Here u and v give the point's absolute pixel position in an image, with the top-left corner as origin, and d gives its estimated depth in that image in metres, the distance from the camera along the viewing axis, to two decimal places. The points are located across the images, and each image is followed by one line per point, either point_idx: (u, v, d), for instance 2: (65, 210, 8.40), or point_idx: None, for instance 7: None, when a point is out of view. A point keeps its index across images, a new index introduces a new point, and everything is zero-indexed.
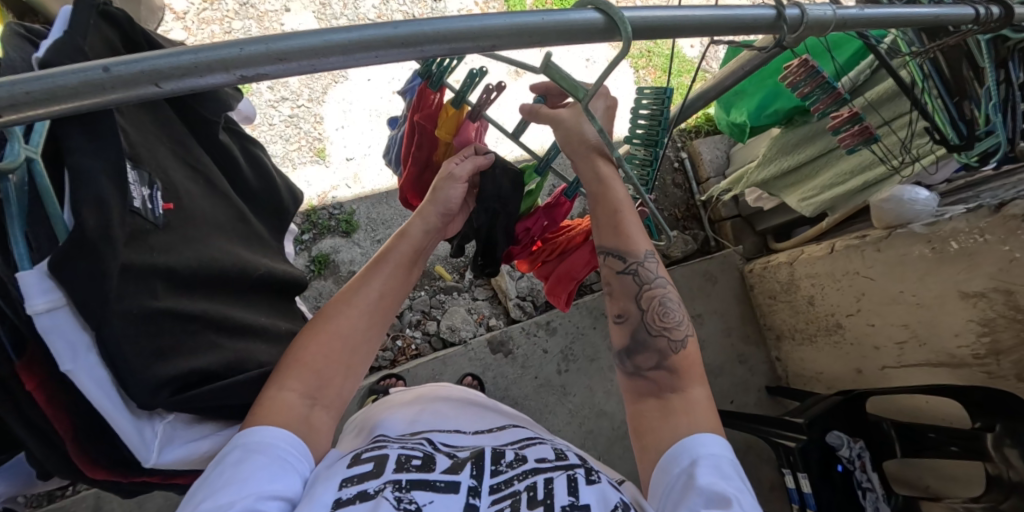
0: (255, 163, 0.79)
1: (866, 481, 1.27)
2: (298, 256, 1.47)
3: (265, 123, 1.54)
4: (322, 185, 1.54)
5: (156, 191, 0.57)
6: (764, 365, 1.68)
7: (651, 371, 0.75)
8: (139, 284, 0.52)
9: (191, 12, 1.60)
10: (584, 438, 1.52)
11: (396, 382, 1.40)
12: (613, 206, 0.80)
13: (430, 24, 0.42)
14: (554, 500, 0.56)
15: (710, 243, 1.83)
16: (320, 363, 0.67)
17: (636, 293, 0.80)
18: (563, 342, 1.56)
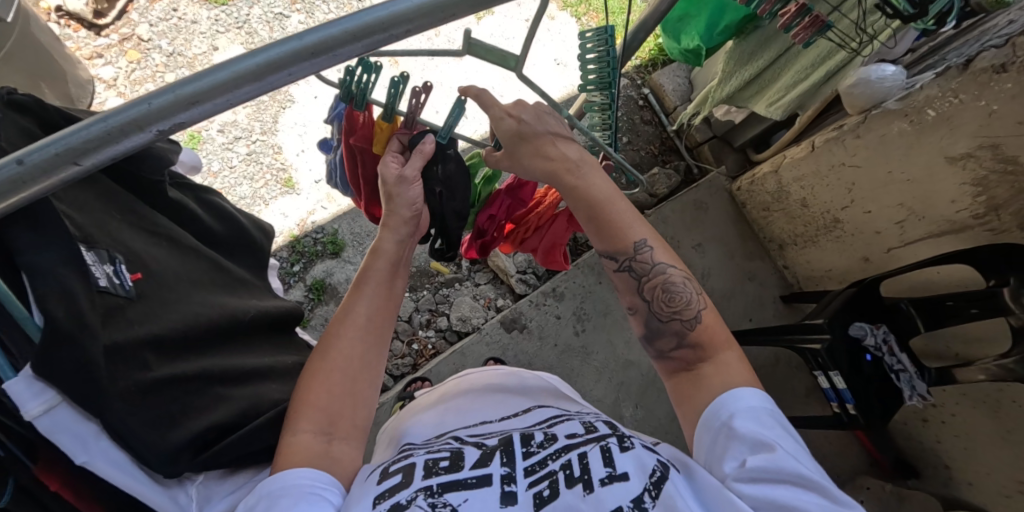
0: (216, 210, 0.78)
1: (896, 363, 1.27)
2: (294, 289, 1.46)
3: (226, 168, 1.53)
4: (298, 213, 1.52)
5: (119, 265, 0.57)
6: (773, 277, 1.68)
7: (674, 351, 0.74)
8: (129, 360, 0.53)
9: (120, 77, 1.57)
10: (617, 391, 1.53)
11: (423, 384, 1.40)
12: (589, 207, 0.78)
13: (336, 25, 0.41)
14: (591, 475, 0.56)
15: (693, 171, 1.82)
16: (325, 399, 0.66)
17: (638, 285, 0.78)
18: (573, 304, 1.56)
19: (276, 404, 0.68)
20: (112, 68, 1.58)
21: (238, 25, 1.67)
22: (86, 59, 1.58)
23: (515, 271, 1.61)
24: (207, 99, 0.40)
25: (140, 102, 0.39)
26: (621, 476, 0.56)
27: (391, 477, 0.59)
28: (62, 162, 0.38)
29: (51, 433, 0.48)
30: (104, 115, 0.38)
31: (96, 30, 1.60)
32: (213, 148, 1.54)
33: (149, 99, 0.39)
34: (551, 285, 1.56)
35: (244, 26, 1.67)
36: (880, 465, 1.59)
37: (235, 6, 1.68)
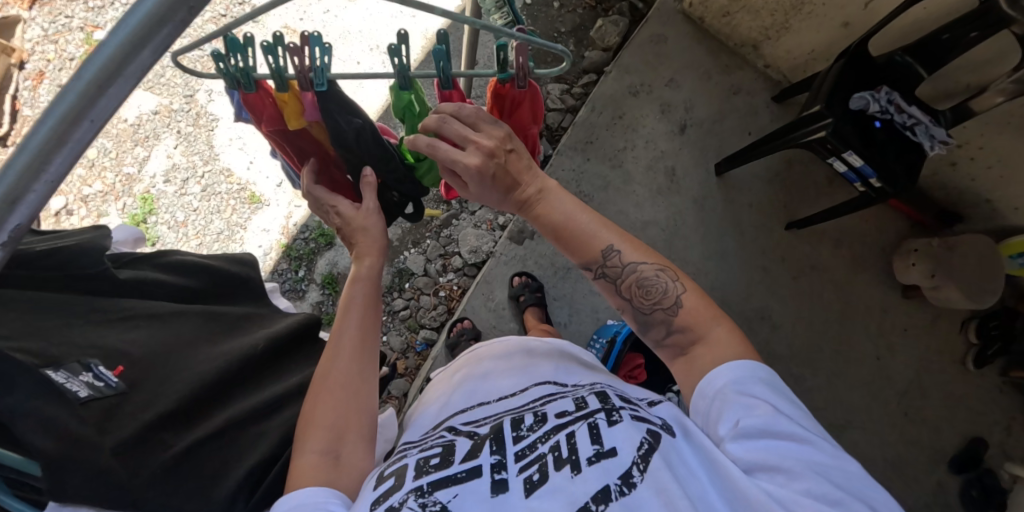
0: (181, 266, 0.82)
1: (909, 119, 1.16)
2: (310, 291, 1.57)
3: (193, 210, 1.63)
4: (277, 222, 1.61)
5: (96, 369, 0.64)
6: (759, 81, 1.56)
7: (670, 338, 0.72)
8: (143, 447, 0.62)
9: None
10: None
11: (468, 323, 1.42)
12: (547, 225, 0.75)
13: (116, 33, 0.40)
14: (578, 454, 0.59)
15: (637, 6, 1.67)
16: (330, 418, 0.68)
17: (620, 282, 0.74)
18: (569, 190, 1.47)
19: None
20: None
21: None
22: None
23: None
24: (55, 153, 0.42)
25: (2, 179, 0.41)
26: (609, 452, 0.58)
27: (385, 482, 0.62)
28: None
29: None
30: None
31: (3, 142, 1.70)
32: (172, 200, 1.64)
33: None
34: None
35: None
36: (928, 220, 1.53)
37: None
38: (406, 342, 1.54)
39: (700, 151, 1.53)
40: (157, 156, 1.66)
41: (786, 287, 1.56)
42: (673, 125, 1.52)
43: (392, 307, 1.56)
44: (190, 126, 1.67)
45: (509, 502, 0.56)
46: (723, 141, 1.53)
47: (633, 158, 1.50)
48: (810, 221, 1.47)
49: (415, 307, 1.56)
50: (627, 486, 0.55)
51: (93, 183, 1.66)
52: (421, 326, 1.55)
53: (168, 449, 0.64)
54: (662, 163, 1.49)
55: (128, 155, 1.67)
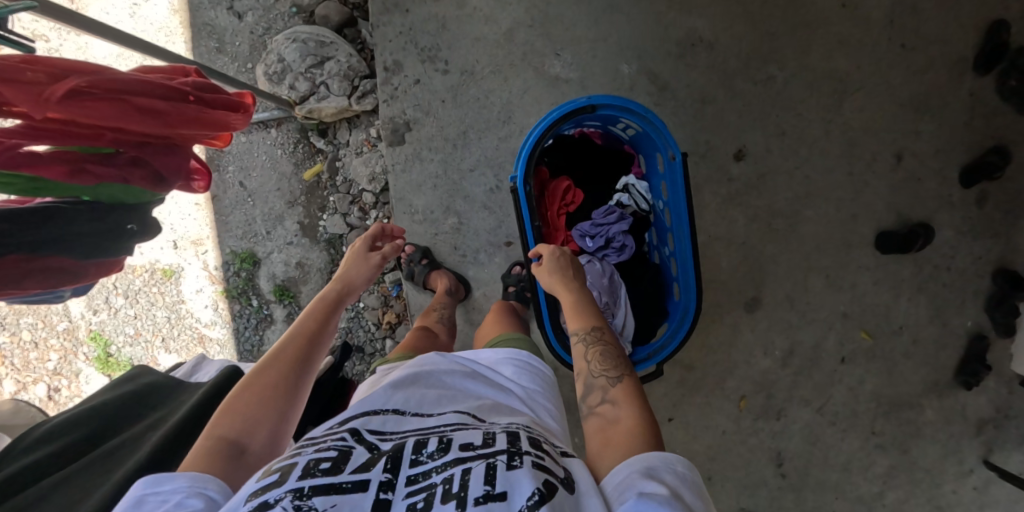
0: (75, 419, 0.89)
1: None
2: (274, 311, 1.52)
3: (134, 317, 1.60)
4: (202, 277, 1.54)
5: None
6: None
7: (599, 407, 0.77)
8: None
9: (17, 379, 1.68)
10: (529, 65, 1.26)
11: (410, 247, 1.30)
12: (573, 292, 0.90)
13: None
14: (467, 492, 0.54)
15: None
16: (248, 411, 0.73)
17: (591, 347, 0.83)
18: (410, 53, 1.24)
19: None
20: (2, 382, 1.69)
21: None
22: None
23: (349, 99, 1.31)
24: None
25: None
26: (497, 494, 0.53)
27: (269, 474, 0.55)
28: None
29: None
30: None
31: None
32: (112, 322, 1.62)
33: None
34: (379, 68, 1.25)
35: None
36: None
37: None
38: (382, 295, 1.48)
39: None
40: (70, 299, 1.63)
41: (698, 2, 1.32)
42: None
43: None
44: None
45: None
46: None
47: None
48: None
49: None
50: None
51: (49, 355, 1.67)
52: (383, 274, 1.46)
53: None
54: None
55: (51, 314, 1.66)
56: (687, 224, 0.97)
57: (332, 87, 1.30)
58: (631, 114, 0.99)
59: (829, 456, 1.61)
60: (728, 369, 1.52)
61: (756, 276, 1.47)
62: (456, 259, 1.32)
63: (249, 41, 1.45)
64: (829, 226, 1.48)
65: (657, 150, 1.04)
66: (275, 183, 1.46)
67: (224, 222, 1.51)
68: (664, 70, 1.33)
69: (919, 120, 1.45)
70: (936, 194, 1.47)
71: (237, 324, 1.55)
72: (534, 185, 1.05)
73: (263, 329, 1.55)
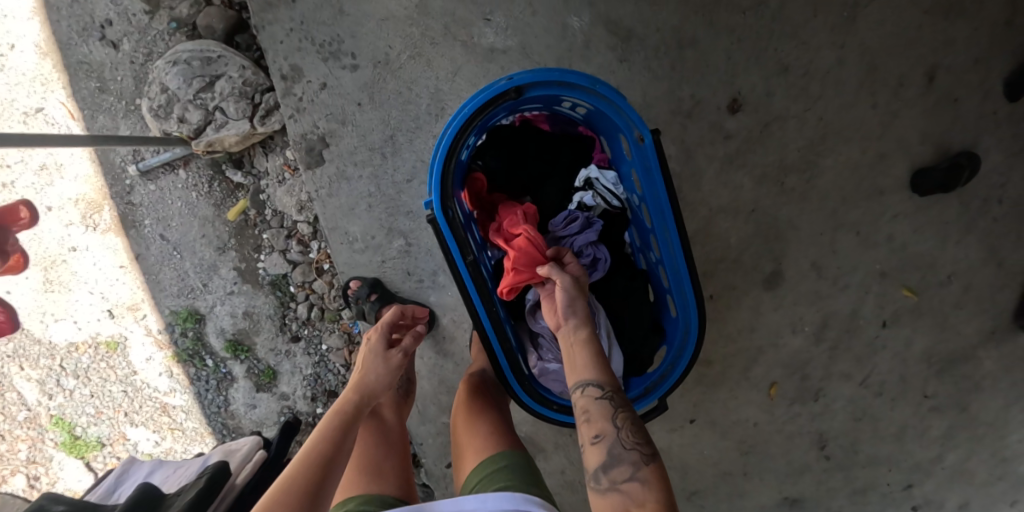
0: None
1: None
2: (234, 369, 1.35)
3: (91, 398, 1.41)
4: (149, 342, 1.37)
5: None
6: None
7: (624, 484, 0.64)
8: None
9: None
10: (455, 39, 1.04)
11: (355, 283, 1.10)
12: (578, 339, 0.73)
13: None
14: None
15: None
16: None
17: (614, 409, 0.68)
18: (310, 56, 1.03)
19: None
20: None
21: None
22: None
23: (251, 121, 1.11)
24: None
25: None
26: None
27: None
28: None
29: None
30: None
31: None
32: (72, 403, 1.41)
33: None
34: (276, 76, 1.05)
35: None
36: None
37: None
38: (344, 333, 1.29)
39: None
40: (22, 386, 1.42)
41: None
42: None
43: (301, 317, 1.30)
44: (10, 341, 1.40)
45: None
46: None
47: None
48: None
49: (318, 299, 1.28)
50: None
51: (18, 446, 1.45)
52: (339, 310, 1.28)
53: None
54: None
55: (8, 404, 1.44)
56: (671, 219, 0.79)
57: (230, 111, 1.10)
58: (572, 89, 0.80)
59: (879, 430, 1.41)
60: (752, 355, 1.32)
61: (774, 246, 1.24)
62: (412, 285, 1.12)
63: (132, 73, 1.27)
64: (855, 172, 1.23)
65: (619, 132, 0.84)
66: (199, 228, 1.28)
67: (155, 280, 1.33)
68: (624, 13, 1.11)
69: (950, 26, 1.17)
70: (980, 114, 1.20)
71: (198, 388, 1.37)
72: (461, 204, 0.85)
73: (226, 389, 1.37)
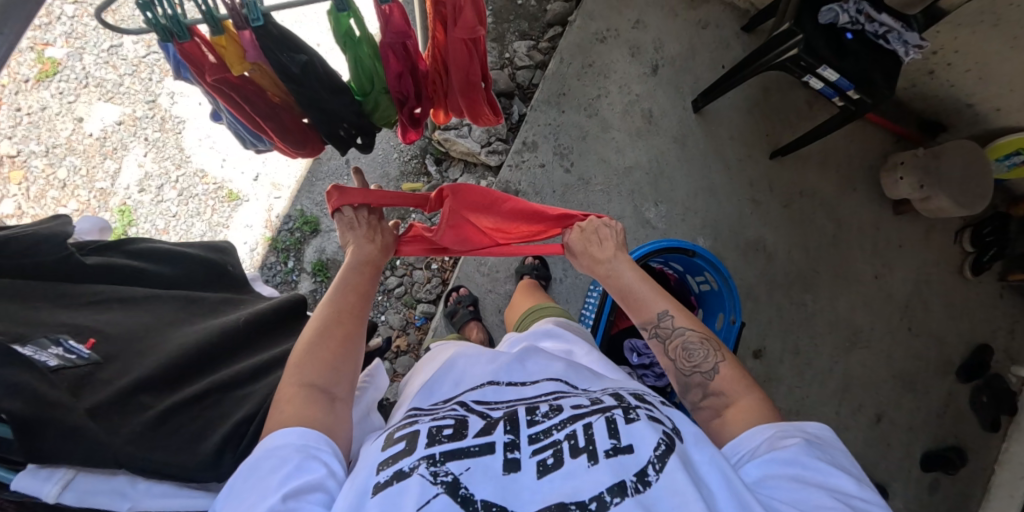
0: (155, 255, 0.79)
1: (880, 28, 1.23)
2: (302, 280, 1.53)
3: (171, 218, 1.59)
4: (260, 217, 1.58)
5: (65, 343, 0.61)
6: (727, 13, 1.53)
7: (701, 402, 0.77)
8: (128, 408, 0.59)
9: (22, 204, 1.60)
10: (632, 202, 1.44)
11: (463, 290, 1.41)
12: (623, 283, 0.85)
13: None
14: (595, 445, 0.62)
15: None
16: (322, 365, 0.68)
17: (664, 348, 0.80)
18: (550, 145, 1.42)
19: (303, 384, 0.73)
20: (9, 200, 1.59)
21: (83, 82, 1.66)
22: None
23: (480, 148, 1.46)
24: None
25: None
26: (626, 447, 0.61)
27: (395, 446, 0.63)
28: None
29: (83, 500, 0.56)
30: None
31: None
32: (149, 209, 1.60)
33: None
34: (518, 140, 1.42)
35: (91, 81, 1.66)
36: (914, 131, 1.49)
37: (67, 67, 1.67)
38: (405, 319, 1.52)
39: (676, 90, 1.49)
40: (128, 165, 1.62)
41: (779, 216, 1.54)
42: (645, 66, 1.48)
43: (386, 286, 1.54)
44: (160, 132, 1.63)
45: (521, 484, 0.60)
46: (697, 75, 1.49)
47: (609, 104, 1.46)
48: (795, 145, 1.46)
49: (408, 283, 1.54)
50: (643, 484, 0.58)
51: (70, 201, 1.60)
52: (417, 301, 1.53)
53: (149, 410, 0.60)
54: (638, 108, 1.46)
55: (99, 169, 1.62)
56: None
57: (474, 132, 1.46)
58: (717, 271, 1.18)
59: None
60: None
61: None
62: (495, 320, 1.42)
63: None
64: None
65: (720, 312, 1.21)
66: (375, 178, 1.56)
67: (313, 186, 1.59)
68: (729, 255, 1.50)
69: (905, 396, 1.63)
70: (903, 467, 1.60)
71: (261, 273, 1.54)
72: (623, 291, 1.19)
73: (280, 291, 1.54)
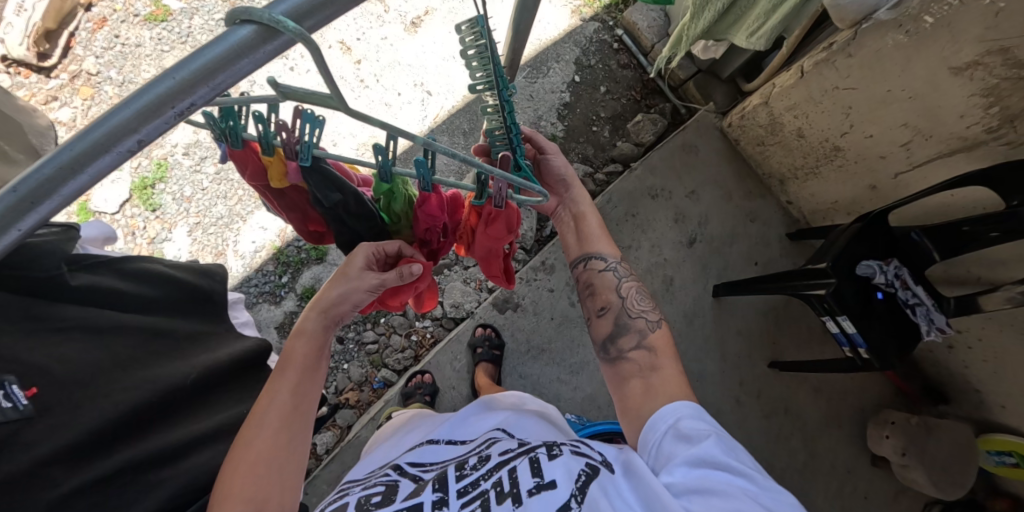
0: (143, 275, 0.80)
1: (912, 297, 1.26)
2: (286, 299, 1.50)
3: (198, 191, 1.54)
4: (277, 223, 1.54)
5: (10, 388, 0.61)
6: (778, 215, 1.60)
7: (632, 350, 0.86)
8: (38, 481, 0.61)
9: (78, 117, 1.50)
10: None
11: (427, 378, 1.43)
12: (585, 224, 0.96)
13: (158, 85, 0.40)
14: (518, 488, 0.69)
15: (680, 111, 1.68)
16: (248, 490, 0.67)
17: (615, 285, 0.92)
18: (565, 275, 1.52)
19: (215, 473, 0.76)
20: (69, 109, 1.50)
21: None
22: (42, 105, 1.50)
23: None
24: (83, 167, 0.41)
25: (33, 173, 0.40)
26: (548, 484, 0.68)
27: None
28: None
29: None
30: (12, 186, 0.40)
31: (47, 72, 1.51)
32: (183, 174, 1.55)
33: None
34: (539, 259, 1.52)
35: (188, 40, 1.56)
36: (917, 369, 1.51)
37: (176, 20, 1.56)
38: (366, 375, 1.51)
39: (703, 268, 1.56)
40: None
41: (756, 426, 1.52)
42: (684, 236, 1.56)
43: (362, 338, 1.53)
44: None
45: None
46: (727, 262, 1.56)
47: (636, 257, 1.54)
48: (795, 366, 1.47)
49: (383, 345, 1.54)
50: None
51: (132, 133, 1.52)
52: (384, 365, 1.52)
53: (55, 488, 0.62)
54: (660, 272, 1.54)
55: None
56: None
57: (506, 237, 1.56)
58: None
59: None
60: None
61: None
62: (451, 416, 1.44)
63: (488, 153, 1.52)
64: None
65: None
66: None
67: None
68: None
69: None
70: None
71: (253, 277, 1.51)
72: None
73: (261, 300, 1.51)
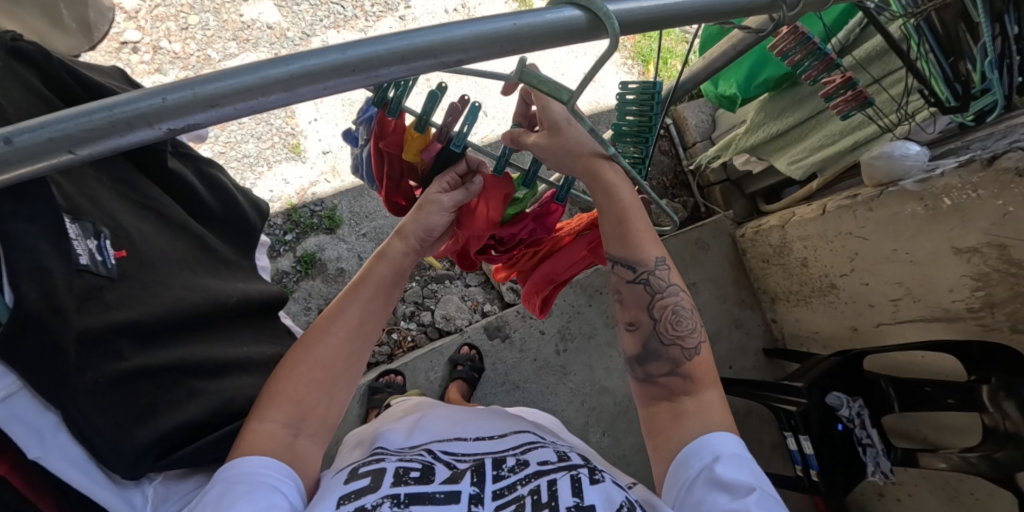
0: (214, 185, 0.87)
1: (866, 437, 1.35)
2: (283, 257, 1.46)
3: (235, 122, 1.50)
4: (300, 182, 1.52)
5: (103, 242, 0.65)
6: (760, 329, 1.72)
7: (663, 377, 0.79)
8: (102, 351, 0.61)
9: (143, 10, 1.47)
10: (587, 417, 1.51)
11: (396, 378, 1.39)
12: (620, 217, 0.83)
13: (470, 27, 0.46)
14: (558, 502, 0.66)
15: (700, 210, 1.86)
16: (301, 393, 0.72)
17: (646, 301, 0.83)
18: (559, 321, 1.54)
19: (246, 398, 0.77)
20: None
21: None
22: None
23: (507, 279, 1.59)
24: (370, 68, 0.45)
25: (328, 54, 0.44)
26: (588, 506, 0.65)
27: (359, 481, 0.69)
28: (53, 148, 0.41)
29: (5, 421, 0.56)
30: (306, 56, 0.43)
31: None
32: None
33: (208, 79, 0.42)
34: None
35: None
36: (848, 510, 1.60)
37: None
38: None
39: None
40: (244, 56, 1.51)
41: None
42: None
43: None
44: None
45: None
46: None
47: None
48: None
49: None
50: None
51: (188, 43, 1.48)
52: None
53: (120, 362, 0.63)
54: None
55: (221, 40, 1.51)
56: None
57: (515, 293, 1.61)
58: None
59: None
60: None
61: None
62: None
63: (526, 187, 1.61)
64: None
65: None
66: None
67: (364, 197, 1.55)
68: None
69: None
70: None
71: None
72: None
73: None
